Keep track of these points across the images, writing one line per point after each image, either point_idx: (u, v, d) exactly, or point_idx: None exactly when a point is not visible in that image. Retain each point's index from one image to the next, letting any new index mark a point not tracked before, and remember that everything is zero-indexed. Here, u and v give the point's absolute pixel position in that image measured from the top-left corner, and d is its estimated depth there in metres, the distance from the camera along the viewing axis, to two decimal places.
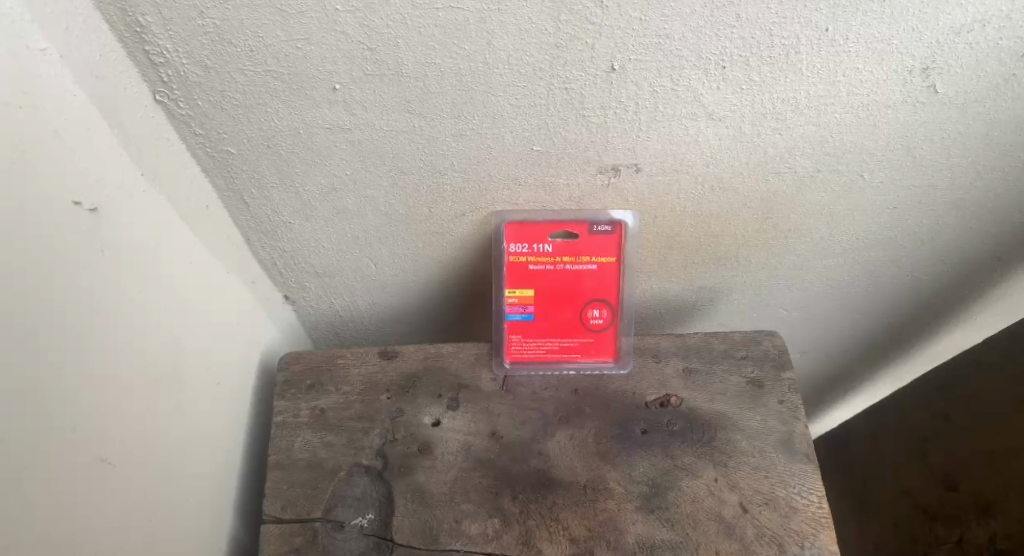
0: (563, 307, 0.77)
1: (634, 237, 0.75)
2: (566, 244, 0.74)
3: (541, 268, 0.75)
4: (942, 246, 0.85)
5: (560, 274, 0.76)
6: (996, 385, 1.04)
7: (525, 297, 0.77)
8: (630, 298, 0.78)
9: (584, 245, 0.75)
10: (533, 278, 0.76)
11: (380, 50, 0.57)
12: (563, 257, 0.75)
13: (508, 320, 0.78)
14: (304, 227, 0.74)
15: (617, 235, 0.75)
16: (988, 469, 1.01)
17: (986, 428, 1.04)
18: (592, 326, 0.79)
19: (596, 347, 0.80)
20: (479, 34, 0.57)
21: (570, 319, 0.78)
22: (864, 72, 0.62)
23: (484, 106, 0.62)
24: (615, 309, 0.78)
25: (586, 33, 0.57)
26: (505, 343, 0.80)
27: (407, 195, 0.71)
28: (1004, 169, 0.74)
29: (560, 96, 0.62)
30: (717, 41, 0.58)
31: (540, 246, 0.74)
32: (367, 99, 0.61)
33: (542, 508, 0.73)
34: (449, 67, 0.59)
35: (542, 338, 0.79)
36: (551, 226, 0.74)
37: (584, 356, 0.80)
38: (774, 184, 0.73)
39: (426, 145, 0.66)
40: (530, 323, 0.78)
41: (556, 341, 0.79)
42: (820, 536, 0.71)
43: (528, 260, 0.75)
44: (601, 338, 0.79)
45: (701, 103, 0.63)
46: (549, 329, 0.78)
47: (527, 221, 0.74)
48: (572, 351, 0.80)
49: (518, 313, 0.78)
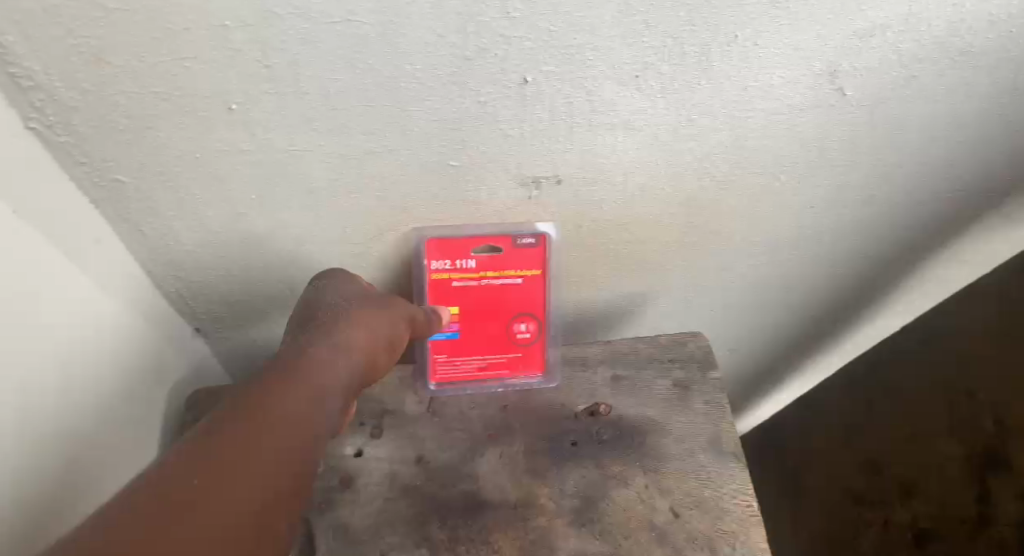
0: (487, 321, 0.79)
1: (556, 250, 0.76)
2: (490, 258, 0.75)
3: (464, 284, 0.76)
4: (860, 243, 0.87)
5: (484, 288, 0.77)
6: (910, 374, 1.22)
7: (449, 313, 0.77)
8: (553, 310, 0.80)
9: (506, 259, 0.75)
10: (457, 294, 0.77)
11: (276, 66, 0.54)
12: (486, 272, 0.76)
13: (432, 340, 0.78)
14: (209, 255, 0.70)
15: (540, 248, 0.75)
16: (909, 454, 1.18)
17: (959, 426, 1.17)
18: (519, 340, 0.80)
19: (522, 363, 0.81)
20: (381, 47, 0.54)
21: (496, 334, 0.79)
22: (777, 77, 0.62)
23: (395, 125, 0.60)
24: (541, 322, 0.80)
25: (496, 46, 0.55)
26: (431, 364, 0.80)
27: (316, 219, 0.68)
28: (912, 167, 0.76)
29: (472, 110, 0.60)
30: (629, 49, 0.57)
31: (463, 262, 0.75)
32: (265, 118, 0.58)
33: (472, 533, 0.70)
34: (354, 85, 0.56)
35: (468, 355, 0.80)
36: (472, 242, 0.74)
37: (511, 372, 0.81)
38: (693, 188, 0.73)
39: (334, 165, 0.63)
40: (454, 341, 0.79)
41: (483, 357, 0.80)
42: (749, 535, 0.71)
43: (451, 276, 0.75)
44: (527, 353, 0.81)
45: (616, 112, 0.62)
46: (474, 346, 0.79)
47: (447, 238, 0.72)
48: (498, 366, 0.81)
49: (441, 330, 0.78)
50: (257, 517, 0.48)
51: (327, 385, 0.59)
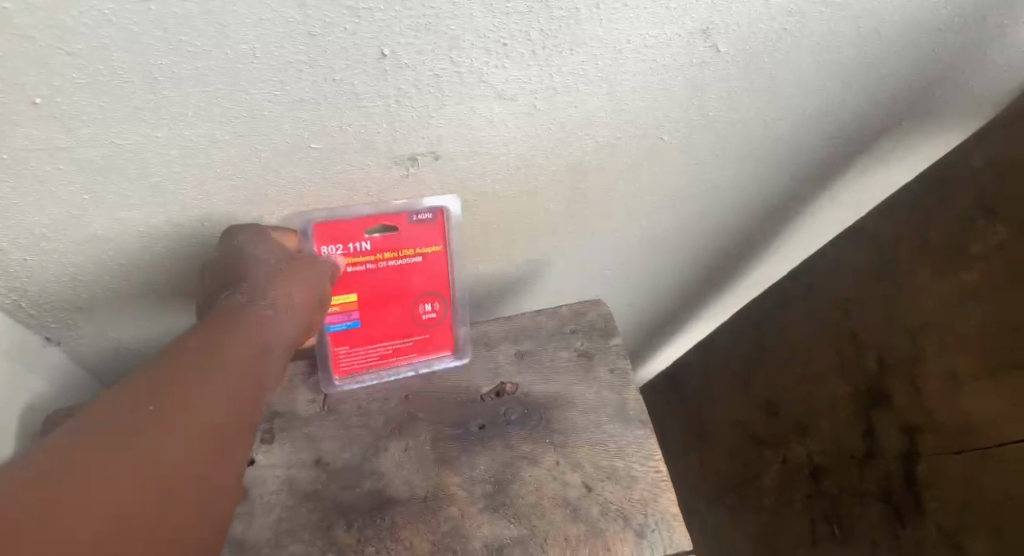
0: (389, 306, 0.74)
1: (456, 222, 0.71)
2: (385, 239, 0.70)
3: (358, 270, 0.70)
4: (743, 196, 0.89)
5: (382, 272, 0.71)
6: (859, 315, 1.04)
7: (345, 302, 0.72)
8: (458, 288, 0.76)
9: (403, 238, 0.70)
10: (352, 281, 0.71)
11: (82, 53, 0.46)
12: (383, 254, 0.70)
13: (331, 332, 0.73)
14: (47, 264, 0.62)
15: (439, 221, 0.71)
16: (835, 401, 1.09)
17: (849, 364, 1.06)
18: (425, 321, 0.76)
19: (430, 344, 0.78)
20: (209, 27, 0.47)
21: (399, 318, 0.75)
22: (649, 37, 0.60)
23: (243, 108, 0.54)
24: (447, 301, 0.76)
25: (344, 19, 0.49)
26: (333, 357, 0.75)
27: (168, 216, 0.61)
28: (786, 119, 0.77)
29: (329, 89, 0.54)
30: (493, 16, 0.53)
31: (355, 246, 0.69)
32: (83, 112, 0.50)
33: (382, 533, 0.67)
34: (184, 70, 0.49)
35: (372, 343, 0.75)
36: (364, 222, 0.68)
37: (419, 354, 0.78)
38: (578, 155, 0.71)
39: (179, 157, 0.56)
40: (355, 331, 0.74)
41: (387, 344, 0.76)
42: (661, 500, 0.71)
43: (343, 263, 0.69)
44: (434, 333, 0.77)
45: (487, 81, 0.58)
46: (378, 333, 0.75)
47: (334, 220, 0.67)
48: (405, 351, 0.77)
49: (338, 321, 0.73)
50: (195, 474, 0.50)
51: (255, 347, 0.59)
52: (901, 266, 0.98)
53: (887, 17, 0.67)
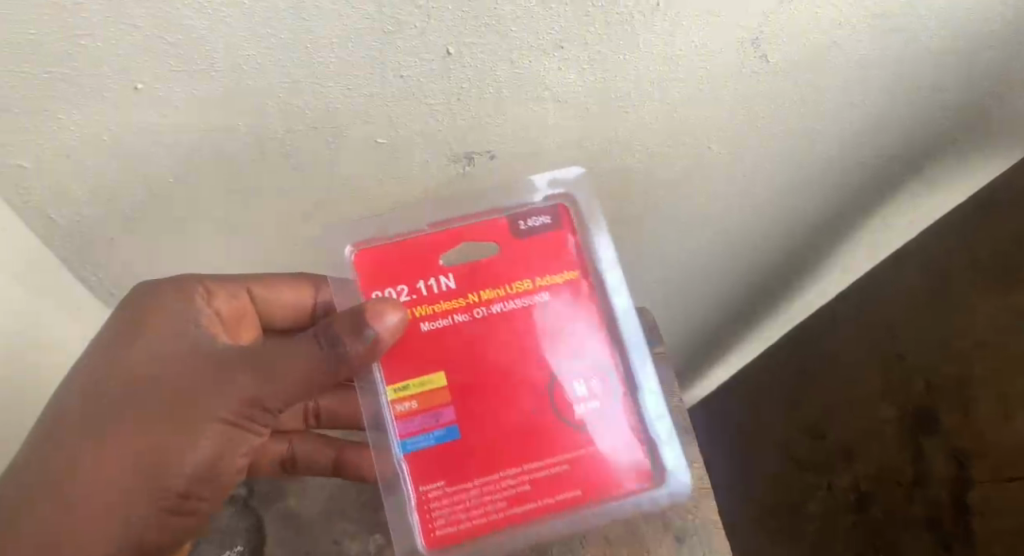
0: (505, 406, 0.59)
1: (584, 225, 0.64)
2: (468, 271, 0.60)
3: (444, 322, 0.59)
4: (792, 211, 0.89)
5: (476, 322, 0.60)
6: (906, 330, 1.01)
7: (433, 392, 0.59)
8: (610, 355, 0.62)
9: (499, 267, 0.61)
10: (438, 360, 0.59)
11: (184, 43, 0.51)
12: (473, 294, 0.60)
13: (414, 454, 0.58)
14: (130, 243, 0.67)
15: (557, 241, 0.62)
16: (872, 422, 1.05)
17: (892, 386, 1.03)
18: (575, 422, 0.60)
19: (603, 458, 0.60)
20: (296, 23, 0.52)
21: (516, 426, 0.59)
22: (704, 43, 0.62)
23: (318, 101, 0.58)
24: (608, 393, 0.61)
25: (415, 18, 0.53)
26: (422, 504, 0.58)
27: (242, 203, 0.66)
28: (839, 132, 0.78)
29: (398, 85, 0.58)
30: (552, 19, 0.56)
31: (434, 282, 0.60)
32: (177, 99, 0.55)
33: None
34: (269, 61, 0.54)
35: (481, 477, 0.58)
36: (449, 243, 0.61)
37: (582, 490, 0.59)
38: (627, 161, 0.73)
39: (256, 145, 0.61)
40: (450, 450, 0.58)
41: (509, 471, 0.58)
42: (703, 507, 0.71)
43: (424, 310, 0.59)
44: (593, 457, 0.59)
45: (543, 84, 0.62)
46: (488, 458, 0.58)
47: (412, 239, 0.61)
48: (546, 487, 0.58)
49: (423, 435, 0.58)
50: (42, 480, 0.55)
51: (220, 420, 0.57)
52: (953, 282, 0.95)
53: (937, 30, 0.68)
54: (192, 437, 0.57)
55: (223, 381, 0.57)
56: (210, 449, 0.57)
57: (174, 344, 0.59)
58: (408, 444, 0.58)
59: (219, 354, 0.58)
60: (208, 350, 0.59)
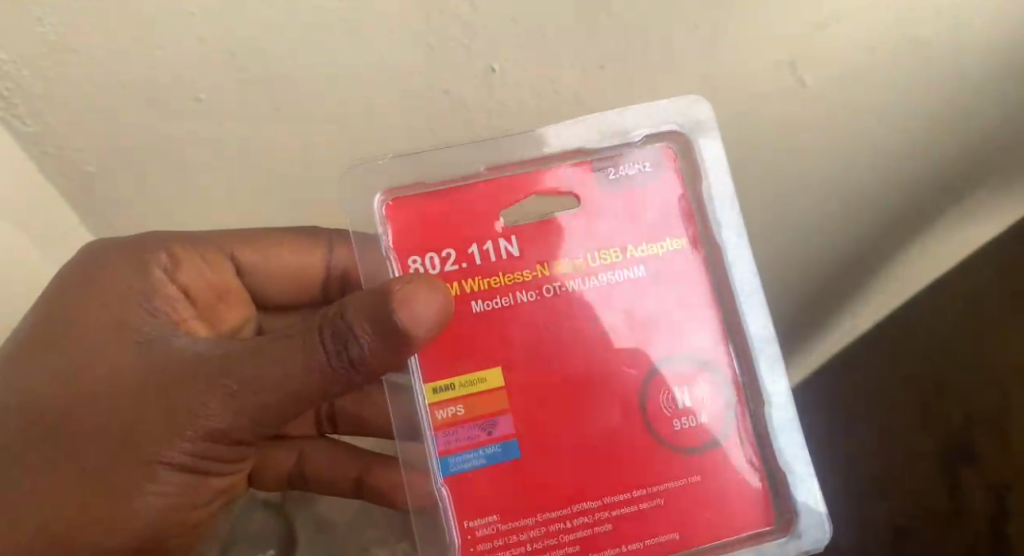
0: (585, 414, 0.50)
1: (685, 185, 0.53)
2: (536, 230, 0.51)
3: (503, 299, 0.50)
4: (838, 251, 0.86)
5: (543, 299, 0.50)
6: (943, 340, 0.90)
7: (489, 393, 0.50)
8: (718, 354, 0.52)
9: (571, 226, 0.51)
10: (495, 356, 0.50)
11: (243, 55, 0.54)
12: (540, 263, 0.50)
13: (469, 473, 0.50)
14: None
15: (652, 200, 0.52)
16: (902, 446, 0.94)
17: (931, 418, 0.92)
18: (674, 445, 0.51)
19: (700, 491, 0.51)
20: (346, 35, 0.54)
21: (597, 447, 0.50)
22: (741, 66, 0.63)
23: (364, 113, 0.61)
24: (720, 406, 0.52)
25: (461, 35, 0.56)
26: (473, 528, 0.49)
27: (287, 211, 0.69)
28: (886, 167, 0.75)
29: (442, 100, 0.61)
30: (591, 39, 0.58)
31: (491, 245, 0.50)
32: (231, 108, 0.58)
33: None
34: (318, 73, 0.57)
35: (543, 501, 0.50)
36: (507, 199, 0.51)
37: (679, 533, 0.50)
38: None
39: (303, 154, 0.64)
40: (509, 469, 0.50)
41: (583, 499, 0.50)
42: None
43: (475, 283, 0.50)
44: (689, 490, 0.51)
45: (581, 102, 0.63)
46: (560, 481, 0.50)
47: (462, 195, 0.51)
48: (628, 522, 0.50)
49: (473, 451, 0.50)
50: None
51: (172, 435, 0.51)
52: (987, 292, 0.86)
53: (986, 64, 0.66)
54: (141, 477, 0.52)
55: (173, 420, 0.51)
56: (166, 497, 0.54)
57: (116, 359, 0.53)
58: (452, 462, 0.50)
59: (189, 364, 0.52)
60: (157, 370, 0.52)
